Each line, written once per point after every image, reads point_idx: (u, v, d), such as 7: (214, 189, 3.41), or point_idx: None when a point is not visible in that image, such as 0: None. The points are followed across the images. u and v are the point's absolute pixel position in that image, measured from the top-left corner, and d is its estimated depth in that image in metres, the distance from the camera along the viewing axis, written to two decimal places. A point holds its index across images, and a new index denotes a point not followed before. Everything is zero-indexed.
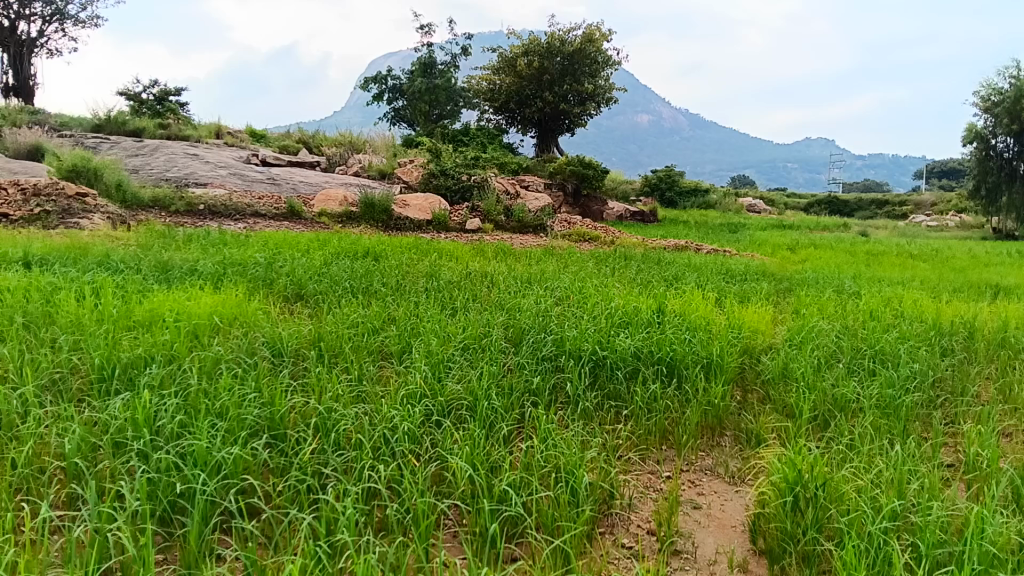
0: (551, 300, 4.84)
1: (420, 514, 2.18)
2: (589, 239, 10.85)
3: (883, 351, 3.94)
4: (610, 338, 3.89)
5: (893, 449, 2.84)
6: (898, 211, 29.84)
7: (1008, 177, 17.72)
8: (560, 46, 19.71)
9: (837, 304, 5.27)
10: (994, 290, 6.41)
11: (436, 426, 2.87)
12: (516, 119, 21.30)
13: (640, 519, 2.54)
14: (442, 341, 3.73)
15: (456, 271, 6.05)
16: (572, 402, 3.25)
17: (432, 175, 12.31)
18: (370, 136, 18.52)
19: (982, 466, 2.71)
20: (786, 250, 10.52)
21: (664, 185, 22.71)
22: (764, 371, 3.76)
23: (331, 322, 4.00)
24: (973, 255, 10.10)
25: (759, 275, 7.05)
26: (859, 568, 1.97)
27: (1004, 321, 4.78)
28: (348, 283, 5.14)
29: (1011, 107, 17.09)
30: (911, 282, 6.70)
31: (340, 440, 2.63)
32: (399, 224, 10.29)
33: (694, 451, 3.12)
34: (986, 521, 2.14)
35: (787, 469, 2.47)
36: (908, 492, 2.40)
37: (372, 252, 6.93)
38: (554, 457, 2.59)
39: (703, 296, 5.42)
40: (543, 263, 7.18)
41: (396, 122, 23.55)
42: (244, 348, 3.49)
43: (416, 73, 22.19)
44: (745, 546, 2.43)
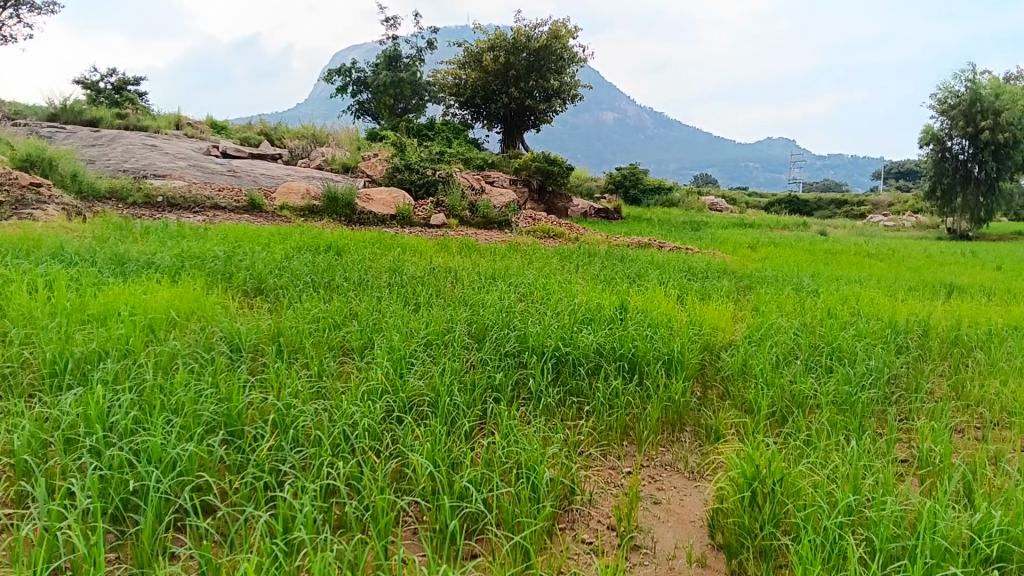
0: (514, 297, 4.83)
1: (380, 511, 2.16)
2: (554, 236, 10.86)
3: (840, 348, 3.99)
4: (573, 334, 3.89)
5: (848, 445, 2.88)
6: (857, 211, 30.36)
7: (963, 179, 18.09)
8: (526, 42, 19.66)
9: (796, 302, 5.34)
10: (947, 289, 6.53)
11: (397, 423, 2.85)
12: (482, 114, 21.24)
13: (600, 515, 2.54)
14: (405, 337, 3.70)
15: (420, 266, 6.01)
16: (533, 398, 3.24)
17: (396, 169, 12.21)
18: (334, 129, 18.35)
19: (934, 461, 2.76)
20: (747, 248, 10.66)
21: (628, 182, 22.83)
22: (724, 367, 3.79)
23: (291, 317, 3.95)
24: (928, 256, 10.30)
25: (719, 272, 7.12)
26: (813, 562, 2.00)
27: (957, 320, 4.88)
28: (309, 278, 5.08)
29: (966, 110, 17.53)
30: (868, 281, 6.82)
31: (299, 436, 2.60)
32: (362, 218, 10.20)
33: (654, 446, 3.14)
34: (939, 515, 2.16)
35: (745, 464, 2.49)
36: (863, 487, 2.43)
37: (334, 246, 6.86)
38: (515, 453, 2.58)
39: (665, 293, 5.47)
40: (507, 259, 7.17)
41: (360, 115, 23.35)
42: (201, 344, 3.42)
43: (381, 66, 22.01)
44: (703, 541, 2.45)
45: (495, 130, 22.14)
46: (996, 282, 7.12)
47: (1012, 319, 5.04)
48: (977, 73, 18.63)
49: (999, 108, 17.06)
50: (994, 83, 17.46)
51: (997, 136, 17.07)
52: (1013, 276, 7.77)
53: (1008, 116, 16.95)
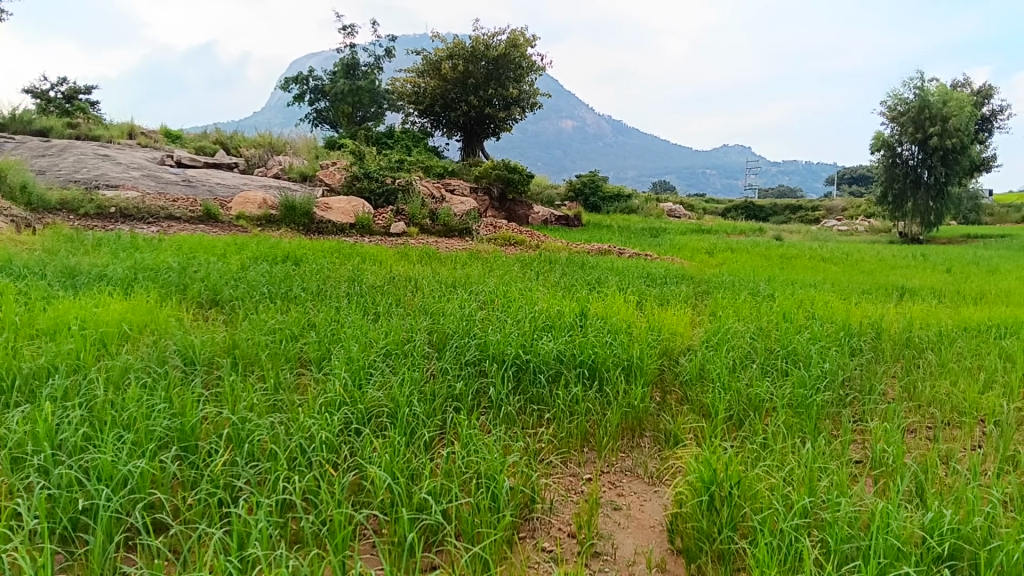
0: (475, 305, 4.82)
1: (337, 525, 2.13)
2: (514, 243, 10.87)
3: (795, 351, 4.06)
4: (533, 341, 3.89)
5: (803, 447, 2.91)
6: (811, 216, 30.93)
7: (913, 184, 18.53)
8: (485, 50, 19.67)
9: (753, 306, 5.42)
10: (900, 292, 6.66)
11: (355, 435, 2.80)
12: (441, 122, 21.20)
13: (561, 523, 2.54)
14: (364, 347, 3.66)
15: (379, 275, 5.97)
16: (494, 407, 3.23)
17: (355, 177, 12.14)
18: (292, 137, 18.19)
19: (887, 462, 2.81)
20: (705, 254, 10.76)
21: (587, 190, 22.95)
22: (683, 372, 3.82)
23: (247, 329, 3.89)
24: (881, 259, 10.51)
25: (678, 278, 7.21)
26: (770, 565, 2.02)
27: (909, 322, 4.98)
28: (266, 289, 5.01)
29: (915, 116, 17.95)
30: (824, 285, 6.94)
31: (254, 451, 2.55)
32: (321, 227, 10.09)
33: (614, 452, 3.15)
34: (891, 516, 2.19)
35: (702, 468, 2.51)
36: (819, 489, 2.47)
37: (292, 256, 6.78)
38: (475, 463, 2.57)
39: (624, 299, 5.50)
40: (468, 267, 7.16)
41: (318, 124, 23.17)
42: (154, 358, 3.35)
43: (338, 74, 21.90)
44: (663, 546, 2.46)
45: (454, 138, 22.12)
46: (946, 284, 7.31)
47: (962, 321, 5.14)
48: (925, 80, 19.10)
49: (947, 115, 17.40)
50: (942, 89, 17.80)
51: (945, 142, 17.44)
52: (963, 278, 7.95)
53: (955, 123, 17.29)
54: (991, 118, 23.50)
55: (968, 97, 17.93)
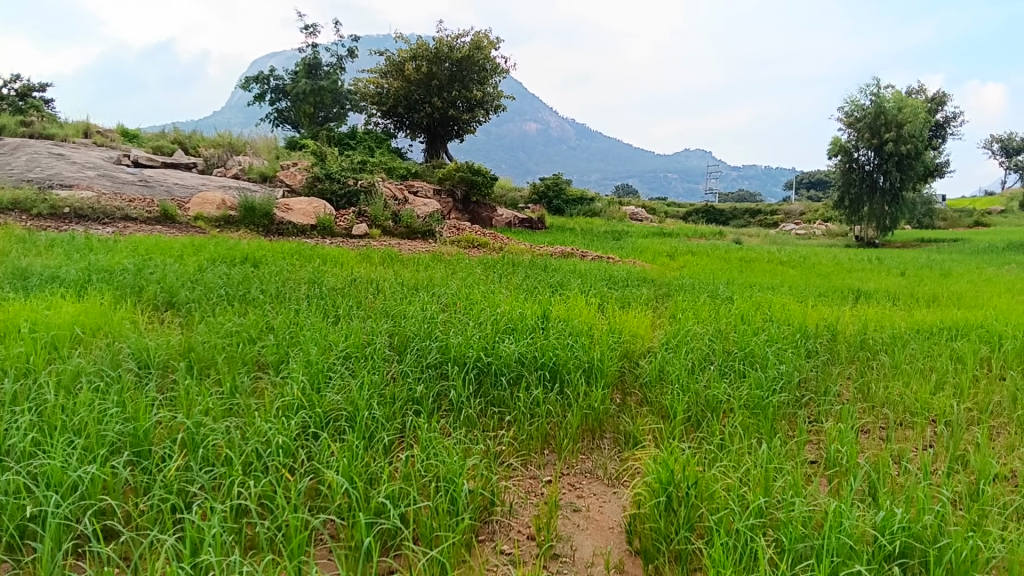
0: (437, 307, 4.81)
1: (293, 530, 2.09)
2: (478, 246, 10.85)
3: (752, 353, 4.11)
4: (494, 344, 3.88)
5: (760, 447, 2.94)
6: (771, 220, 31.40)
7: (869, 188, 18.91)
8: (448, 52, 19.64)
9: (712, 308, 5.48)
10: (856, 295, 6.79)
11: (313, 439, 2.77)
12: (404, 124, 21.10)
13: (520, 525, 2.54)
14: (323, 350, 3.62)
15: (340, 277, 5.92)
16: (454, 410, 3.22)
17: (317, 179, 12.05)
18: (253, 137, 17.98)
19: (841, 462, 2.86)
20: (666, 256, 10.86)
21: (551, 193, 23.05)
22: (643, 374, 3.85)
23: (203, 331, 3.83)
24: (838, 262, 10.70)
25: (639, 280, 7.26)
26: (725, 564, 2.04)
27: (863, 324, 5.08)
28: (223, 292, 4.94)
29: (871, 122, 18.30)
30: (782, 287, 7.04)
31: (209, 455, 2.51)
32: (281, 228, 9.98)
33: (574, 454, 3.16)
34: (844, 515, 2.22)
35: (660, 469, 2.53)
36: (774, 489, 2.50)
37: (251, 258, 6.70)
38: (434, 466, 2.55)
39: (586, 301, 5.53)
40: (431, 268, 7.14)
41: (279, 124, 22.95)
42: (108, 361, 3.28)
43: (300, 74, 21.71)
44: (621, 547, 2.47)
45: (418, 139, 22.03)
46: (900, 287, 7.47)
47: (915, 323, 5.26)
48: (881, 86, 19.48)
49: (901, 121, 17.75)
50: (897, 96, 18.16)
51: (900, 148, 17.80)
52: (917, 282, 8.12)
53: (910, 129, 17.65)
54: (944, 124, 24.07)
55: (922, 104, 18.32)
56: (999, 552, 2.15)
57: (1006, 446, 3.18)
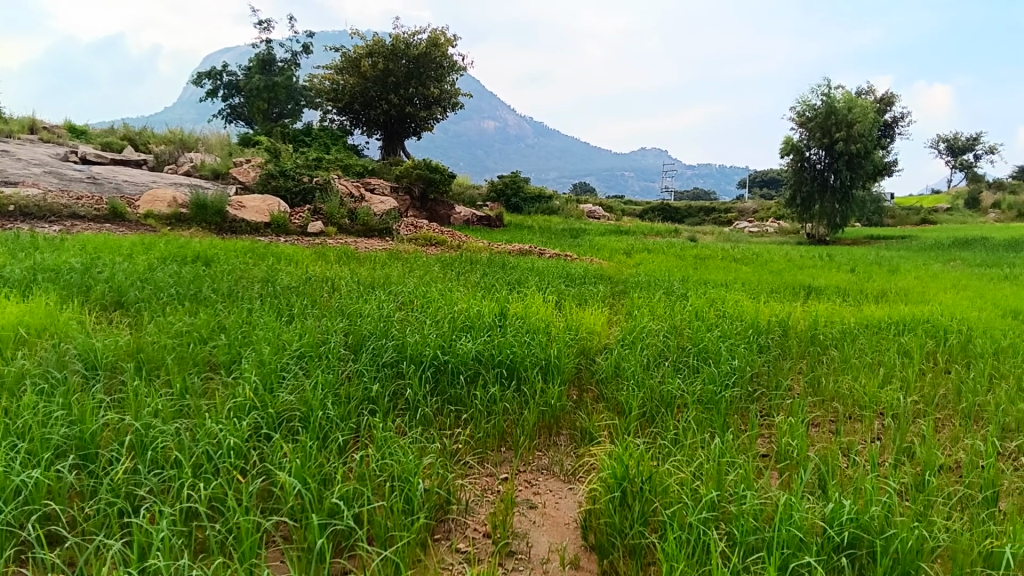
0: (393, 305, 4.79)
1: (244, 532, 2.06)
2: (436, 243, 10.81)
3: (706, 349, 4.15)
4: (452, 342, 3.87)
5: (713, 442, 2.98)
6: (724, 218, 31.84)
7: (820, 187, 19.27)
8: (405, 49, 19.55)
9: (667, 305, 5.54)
10: (807, 291, 6.93)
11: (265, 440, 2.73)
12: (361, 120, 20.75)
13: (476, 523, 2.53)
14: (277, 350, 3.57)
15: (295, 275, 5.86)
16: (410, 408, 3.20)
17: (271, 176, 11.89)
18: (205, 134, 17.69)
19: (792, 455, 2.91)
20: (622, 254, 10.94)
21: (509, 191, 23.10)
22: (599, 370, 3.87)
23: (153, 332, 3.76)
24: (791, 260, 10.88)
25: (597, 277, 7.31)
26: (677, 558, 2.05)
27: (813, 319, 5.18)
28: (174, 290, 4.85)
29: (822, 122, 18.63)
30: (735, 284, 7.13)
31: (158, 458, 2.46)
32: (234, 226, 9.81)
33: (531, 450, 3.17)
34: (794, 508, 2.26)
35: (615, 465, 2.54)
36: (727, 483, 2.54)
37: (202, 256, 6.58)
38: (389, 466, 2.53)
39: (543, 299, 5.55)
40: (388, 266, 7.11)
41: (232, 120, 22.64)
42: (52, 363, 3.20)
43: (254, 69, 21.41)
44: (577, 542, 2.48)
45: (374, 137, 21.87)
46: (851, 283, 7.63)
47: (864, 318, 5.37)
48: (831, 86, 19.86)
49: (851, 121, 18.10)
50: (847, 96, 18.51)
51: (850, 148, 18.15)
52: (865, 278, 8.29)
53: (860, 129, 18.01)
54: (892, 124, 24.63)
55: (871, 104, 18.69)
56: (943, 541, 2.20)
57: (950, 438, 3.26)
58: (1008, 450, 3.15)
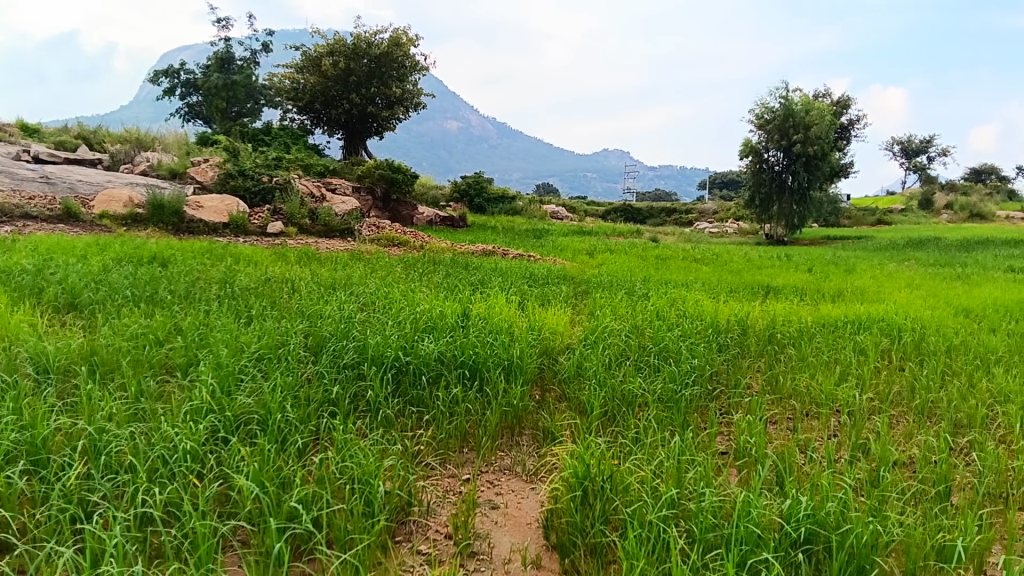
0: (354, 306, 4.76)
1: (201, 537, 2.02)
2: (398, 244, 10.76)
3: (667, 348, 4.19)
4: (414, 343, 3.84)
5: (673, 440, 3.01)
6: (686, 219, 32.13)
7: (778, 189, 19.56)
8: (366, 48, 19.44)
9: (628, 305, 5.58)
10: (765, 290, 7.02)
11: (222, 444, 2.69)
12: (322, 120, 20.59)
13: (437, 525, 2.52)
14: (234, 352, 3.52)
15: (253, 276, 5.78)
16: (371, 410, 3.17)
17: (229, 176, 11.74)
18: (162, 133, 17.40)
19: (750, 452, 2.95)
20: (585, 255, 10.98)
21: (472, 191, 23.07)
22: (561, 370, 3.88)
23: (107, 334, 3.69)
24: (750, 260, 11.03)
25: (560, 278, 7.34)
26: (636, 556, 2.07)
27: (772, 318, 5.25)
28: (129, 292, 4.76)
29: (780, 124, 18.91)
30: (695, 284, 7.20)
31: (111, 462, 2.41)
32: (191, 227, 9.66)
33: (493, 451, 3.17)
34: (753, 505, 2.28)
35: (576, 464, 2.55)
36: (686, 481, 2.56)
37: (158, 257, 6.47)
38: (349, 468, 2.51)
39: (506, 299, 5.55)
40: (349, 267, 7.05)
41: (189, 119, 22.30)
42: (1, 368, 3.12)
43: (212, 68, 21.12)
44: (538, 542, 2.48)
45: (336, 136, 21.67)
46: (808, 283, 7.75)
47: (820, 317, 5.46)
48: (789, 89, 20.16)
49: (808, 123, 18.40)
50: (804, 99, 18.80)
51: (808, 149, 18.45)
52: (823, 278, 8.41)
53: (816, 131, 18.32)
54: (848, 126, 25.09)
55: (827, 107, 19.01)
56: (896, 535, 2.24)
57: (905, 434, 3.33)
58: (959, 445, 3.23)
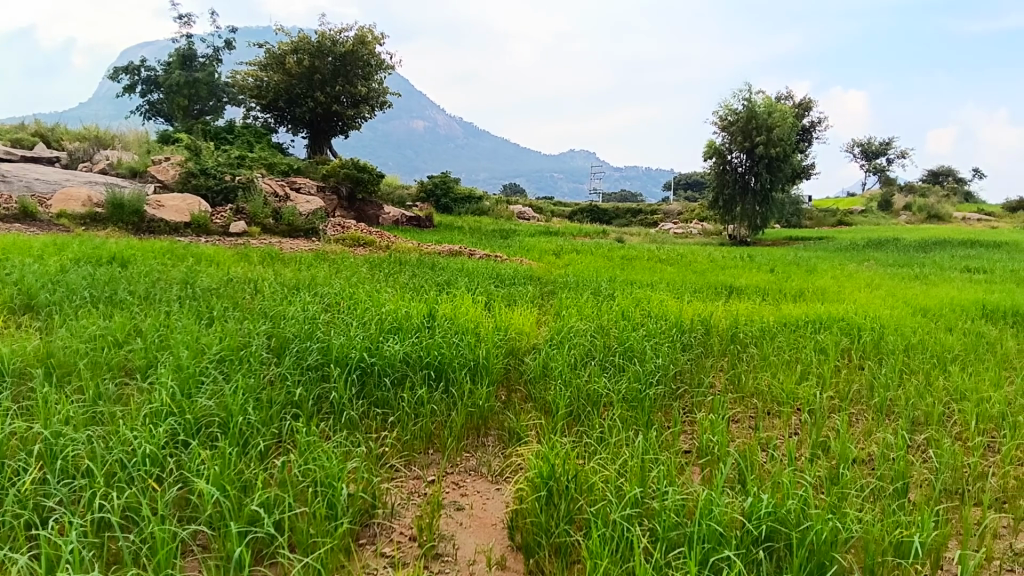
0: (318, 307, 4.72)
1: (160, 542, 1.99)
2: (363, 244, 10.70)
3: (631, 348, 4.22)
4: (378, 344, 3.82)
5: (637, 439, 3.03)
6: (651, 220, 32.38)
7: (741, 190, 19.80)
8: (331, 46, 19.33)
9: (594, 305, 5.61)
10: (728, 291, 7.09)
11: (181, 448, 2.65)
12: (286, 118, 20.39)
13: (402, 527, 2.50)
14: (195, 353, 3.48)
15: (215, 277, 5.71)
16: (335, 412, 3.15)
17: (191, 174, 11.60)
18: (122, 131, 17.10)
19: (713, 451, 2.98)
20: (552, 255, 11.02)
21: (439, 191, 23.01)
22: (527, 370, 3.89)
23: (64, 336, 3.62)
24: (714, 260, 11.15)
25: (526, 278, 7.35)
26: (600, 555, 2.08)
27: (734, 318, 5.31)
28: (87, 293, 4.68)
29: (744, 126, 19.14)
30: (660, 284, 7.27)
31: (68, 467, 2.36)
32: (152, 226, 9.51)
33: (458, 452, 3.16)
34: (714, 503, 2.30)
35: (541, 464, 2.56)
36: (649, 480, 2.58)
37: (118, 257, 6.36)
38: (312, 470, 2.49)
39: (472, 300, 5.56)
40: (314, 268, 7.00)
41: (150, 117, 21.95)
42: None
43: (174, 65, 20.81)
44: (503, 543, 2.49)
45: (300, 135, 21.46)
46: (770, 283, 7.85)
47: (782, 317, 5.54)
48: (752, 91, 20.41)
49: (771, 125, 18.66)
50: (767, 101, 19.06)
51: (770, 151, 18.70)
52: (784, 278, 8.54)
53: (779, 133, 18.59)
54: (810, 129, 25.47)
55: (790, 110, 19.29)
56: (854, 532, 2.28)
57: (863, 432, 3.39)
58: (917, 442, 3.29)
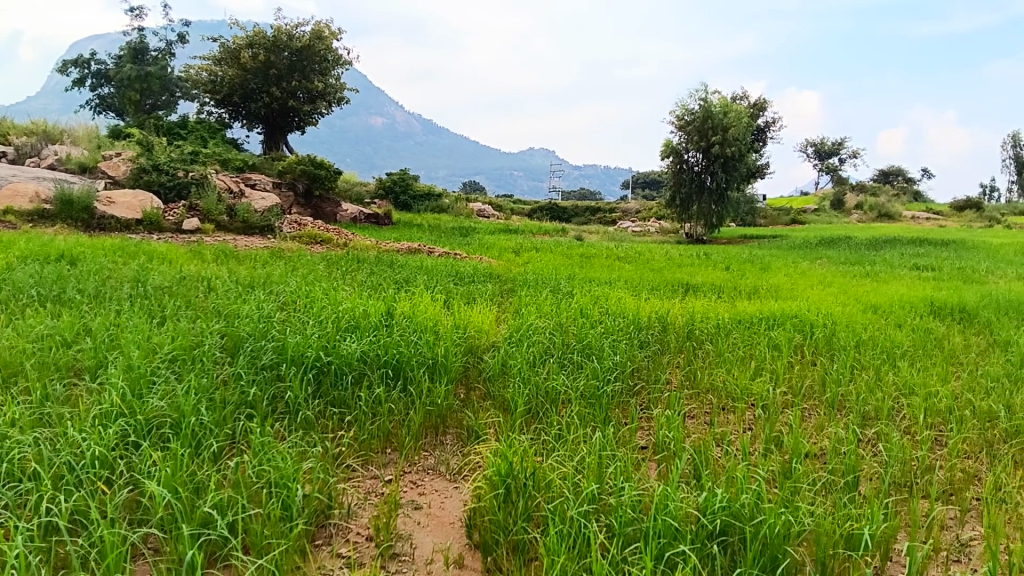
0: (274, 305, 4.66)
1: (109, 545, 1.95)
2: (320, 241, 10.59)
3: (589, 345, 4.24)
4: (335, 343, 3.78)
5: (594, 436, 3.05)
6: (609, 218, 32.57)
7: (698, 189, 20.01)
8: (287, 41, 19.10)
9: (552, 303, 5.63)
10: (684, 288, 7.16)
11: (132, 448, 2.60)
12: (241, 114, 20.09)
13: (358, 527, 2.48)
14: (146, 353, 3.42)
15: (168, 275, 5.61)
16: (290, 412, 3.12)
17: (143, 170, 11.38)
18: (70, 125, 16.69)
19: (668, 446, 3.02)
20: (511, 253, 11.01)
21: (397, 188, 22.81)
22: (486, 368, 3.89)
23: (9, 335, 3.52)
24: (672, 258, 11.23)
25: (485, 276, 7.35)
26: (557, 551, 2.10)
27: (691, 315, 5.37)
28: (33, 292, 4.55)
29: (700, 126, 19.33)
30: (617, 282, 7.31)
31: (13, 470, 2.30)
32: (102, 224, 9.26)
33: (417, 451, 3.15)
34: (669, 498, 2.33)
35: (499, 462, 2.56)
36: (606, 475, 2.60)
37: (67, 255, 6.21)
38: (266, 471, 2.46)
39: (430, 298, 5.54)
40: (269, 266, 6.91)
41: (100, 110, 21.44)
42: None
43: (125, 58, 20.37)
44: (460, 541, 2.48)
45: (256, 131, 21.16)
46: (725, 281, 7.95)
47: (736, 314, 5.62)
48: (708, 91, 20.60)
49: (727, 125, 18.86)
50: (723, 101, 19.25)
51: (725, 151, 18.92)
52: (739, 276, 8.64)
53: (734, 133, 18.80)
54: (766, 129, 25.82)
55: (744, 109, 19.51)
56: (807, 525, 2.32)
57: (816, 426, 3.45)
58: (867, 436, 3.36)
